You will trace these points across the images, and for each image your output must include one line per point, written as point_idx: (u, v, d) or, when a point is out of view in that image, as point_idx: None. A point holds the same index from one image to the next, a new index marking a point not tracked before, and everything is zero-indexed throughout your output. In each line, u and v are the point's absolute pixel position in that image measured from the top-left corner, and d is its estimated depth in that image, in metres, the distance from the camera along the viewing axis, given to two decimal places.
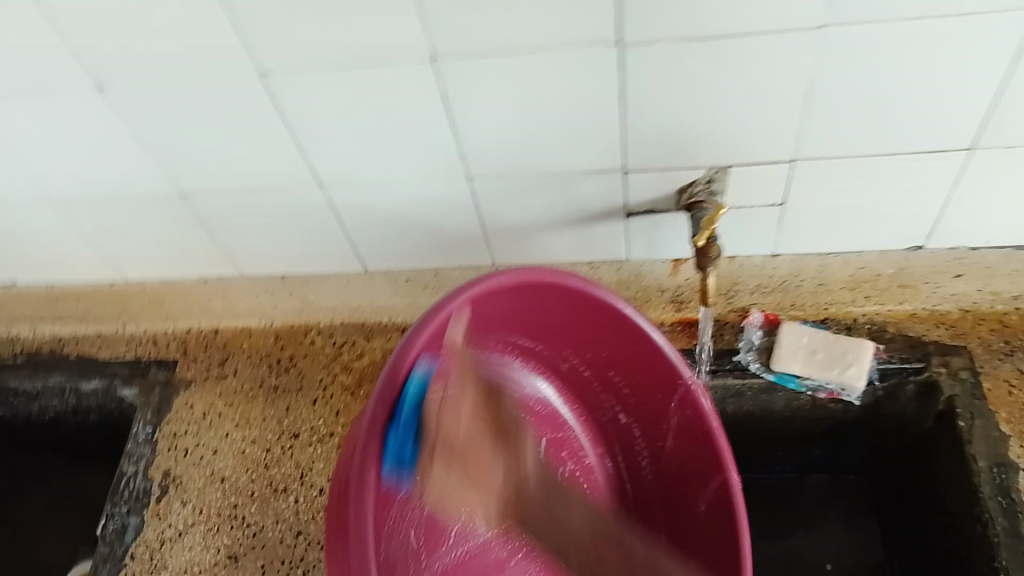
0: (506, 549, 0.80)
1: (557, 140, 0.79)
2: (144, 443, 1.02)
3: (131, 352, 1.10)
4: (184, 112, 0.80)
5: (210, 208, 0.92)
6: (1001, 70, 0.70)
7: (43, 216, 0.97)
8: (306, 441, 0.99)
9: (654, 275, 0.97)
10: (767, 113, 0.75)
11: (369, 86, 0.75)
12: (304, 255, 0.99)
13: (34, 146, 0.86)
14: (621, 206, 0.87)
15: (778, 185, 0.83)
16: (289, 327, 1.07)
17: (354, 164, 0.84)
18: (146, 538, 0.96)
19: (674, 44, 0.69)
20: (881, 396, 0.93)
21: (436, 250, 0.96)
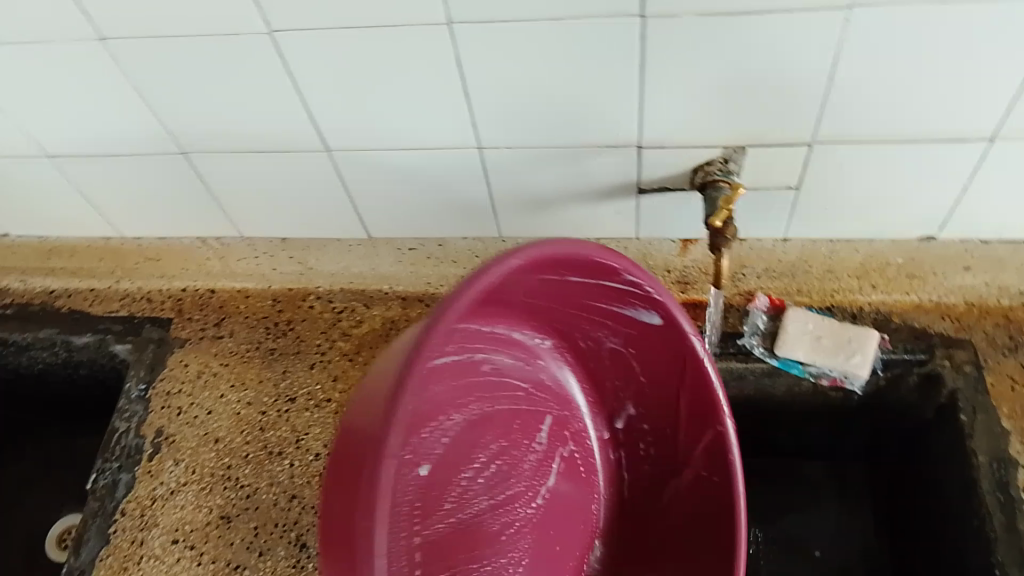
0: (501, 522, 0.78)
1: (574, 111, 0.77)
2: (136, 400, 1.00)
3: (123, 309, 1.08)
4: (190, 68, 0.77)
5: (211, 168, 0.91)
6: None
7: (38, 169, 0.95)
8: (303, 405, 0.98)
9: (662, 253, 0.94)
10: (787, 94, 0.73)
11: (379, 48, 0.73)
12: (306, 220, 0.98)
13: (33, 97, 0.84)
14: (634, 182, 0.85)
15: (796, 168, 0.81)
16: (287, 290, 1.06)
17: (363, 127, 0.82)
18: (137, 495, 0.94)
19: (696, 19, 0.67)
20: (885, 386, 0.92)
21: (442, 221, 0.95)
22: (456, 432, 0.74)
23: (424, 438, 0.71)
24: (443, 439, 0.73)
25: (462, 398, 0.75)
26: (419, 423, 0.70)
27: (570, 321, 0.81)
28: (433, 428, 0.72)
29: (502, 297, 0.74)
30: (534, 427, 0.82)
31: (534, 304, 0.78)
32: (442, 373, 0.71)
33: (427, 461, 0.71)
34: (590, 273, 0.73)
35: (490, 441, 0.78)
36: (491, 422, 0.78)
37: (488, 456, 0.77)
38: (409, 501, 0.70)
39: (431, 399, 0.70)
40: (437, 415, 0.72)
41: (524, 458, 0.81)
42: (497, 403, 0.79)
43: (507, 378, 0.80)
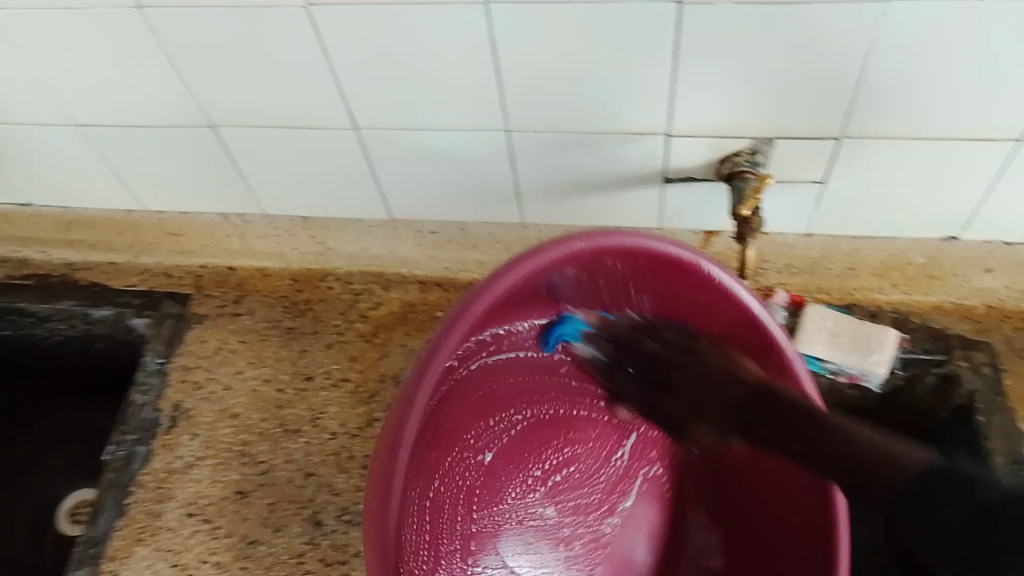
0: (565, 527, 0.79)
1: (605, 97, 0.77)
2: (153, 373, 1.00)
3: (142, 284, 1.09)
4: (223, 40, 0.78)
5: (238, 142, 0.91)
6: None
7: (66, 137, 0.95)
8: (320, 384, 0.98)
9: (682, 244, 0.94)
10: (820, 85, 0.73)
11: (413, 26, 0.73)
12: (332, 199, 0.98)
13: (66, 63, 0.84)
14: (660, 171, 0.85)
15: (823, 160, 0.81)
16: (306, 270, 1.07)
17: (392, 107, 0.82)
18: (153, 467, 0.95)
19: (732, 7, 0.67)
20: (901, 386, 0.91)
21: (465, 205, 0.95)
22: (522, 427, 0.80)
23: (487, 427, 0.79)
24: (508, 431, 0.80)
25: (525, 396, 0.81)
26: (483, 412, 0.79)
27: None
28: (500, 420, 0.79)
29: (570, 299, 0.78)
30: (616, 440, 0.83)
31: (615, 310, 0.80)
32: (507, 368, 0.80)
33: (491, 449, 0.78)
34: (660, 274, 0.73)
35: (562, 442, 0.81)
36: (562, 424, 0.82)
37: (559, 458, 0.81)
38: (466, 485, 0.76)
39: (490, 392, 0.79)
40: (501, 407, 0.80)
41: (598, 469, 0.82)
42: (572, 406, 0.82)
43: (588, 386, 0.83)
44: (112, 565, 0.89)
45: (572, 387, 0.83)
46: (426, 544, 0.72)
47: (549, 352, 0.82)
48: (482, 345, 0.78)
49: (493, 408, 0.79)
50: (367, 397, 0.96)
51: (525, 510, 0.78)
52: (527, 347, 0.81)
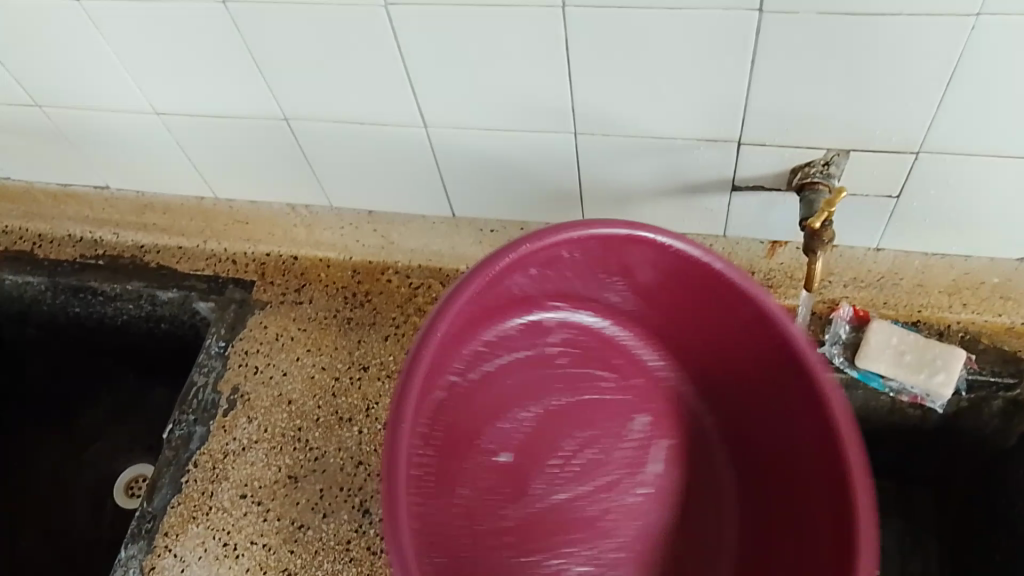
0: (595, 509, 0.80)
1: (677, 104, 0.77)
2: (215, 356, 1.03)
3: (208, 269, 1.11)
4: (302, 35, 0.79)
5: (310, 135, 0.93)
6: None
7: (145, 123, 0.98)
8: (375, 374, 1.00)
9: (748, 254, 0.92)
10: (901, 99, 0.72)
11: (489, 26, 0.73)
12: (397, 195, 1.00)
13: (148, 52, 0.87)
14: (729, 179, 0.84)
15: (897, 175, 0.79)
16: (367, 263, 1.07)
17: (463, 106, 0.83)
18: (210, 448, 0.97)
19: (814, 17, 0.66)
20: (965, 407, 0.90)
21: (528, 205, 0.96)
22: (534, 422, 0.81)
23: (498, 430, 0.80)
24: (519, 429, 0.81)
25: (532, 395, 0.82)
26: (493, 414, 0.81)
27: (652, 310, 0.84)
28: (508, 419, 0.81)
29: (543, 287, 0.83)
30: (631, 416, 0.84)
31: (601, 297, 0.85)
32: (506, 371, 0.83)
33: (507, 449, 0.80)
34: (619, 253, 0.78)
35: (573, 429, 0.82)
36: (573, 412, 0.82)
37: (574, 445, 0.81)
38: (489, 485, 0.78)
39: (494, 395, 0.81)
40: (509, 409, 0.81)
41: (616, 448, 0.82)
42: (579, 392, 0.83)
43: (587, 369, 0.85)
44: (166, 541, 0.92)
45: (573, 372, 0.84)
46: (466, 545, 0.75)
47: (543, 344, 0.85)
48: (475, 354, 0.82)
49: (502, 411, 0.81)
50: None
51: (552, 499, 0.79)
52: (518, 348, 0.84)
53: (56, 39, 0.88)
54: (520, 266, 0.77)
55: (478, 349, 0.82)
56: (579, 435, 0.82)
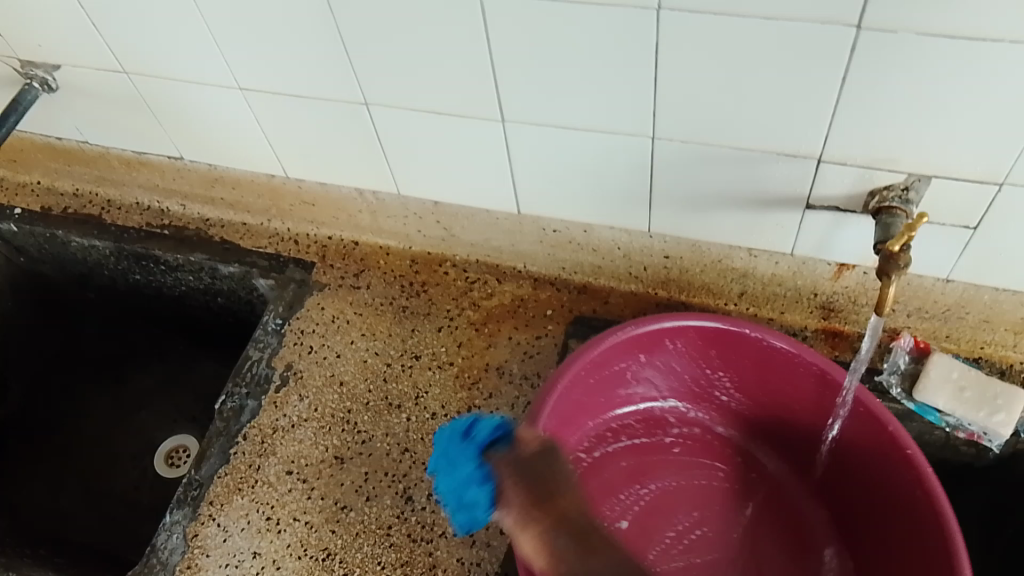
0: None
1: (759, 116, 0.77)
2: (271, 333, 1.05)
3: (270, 247, 1.14)
4: (395, 22, 0.81)
5: (389, 123, 0.94)
6: None
7: (228, 98, 1.00)
8: (426, 364, 1.01)
9: (814, 274, 0.92)
10: (995, 126, 0.71)
11: (581, 23, 0.74)
12: (467, 189, 1.01)
13: (242, 28, 0.89)
14: (804, 197, 0.83)
15: (978, 206, 0.78)
16: (426, 253, 1.10)
17: (544, 103, 0.84)
18: (260, 422, 0.99)
19: (913, 37, 0.65)
20: (1023, 449, 0.89)
21: (597, 209, 0.96)
22: (649, 498, 0.90)
23: (617, 500, 0.90)
24: (637, 503, 0.89)
25: (648, 473, 0.92)
26: (610, 491, 0.90)
27: (755, 408, 0.93)
28: (626, 494, 0.90)
29: (655, 380, 0.94)
30: (742, 500, 0.91)
31: (709, 397, 0.95)
32: (618, 454, 0.93)
33: (626, 517, 0.88)
34: (724, 345, 0.88)
35: (686, 507, 0.90)
36: (686, 492, 0.91)
37: (687, 522, 0.89)
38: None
39: (613, 474, 0.91)
40: (626, 484, 0.91)
41: (726, 528, 0.89)
42: (691, 476, 0.92)
43: (700, 457, 0.94)
44: (210, 510, 0.93)
45: (683, 458, 0.93)
46: None
47: (658, 434, 0.95)
48: (599, 435, 0.93)
49: (621, 485, 0.91)
50: (470, 383, 0.99)
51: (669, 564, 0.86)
52: (638, 435, 0.94)
53: (154, 8, 0.91)
54: (630, 353, 0.89)
55: (602, 432, 0.94)
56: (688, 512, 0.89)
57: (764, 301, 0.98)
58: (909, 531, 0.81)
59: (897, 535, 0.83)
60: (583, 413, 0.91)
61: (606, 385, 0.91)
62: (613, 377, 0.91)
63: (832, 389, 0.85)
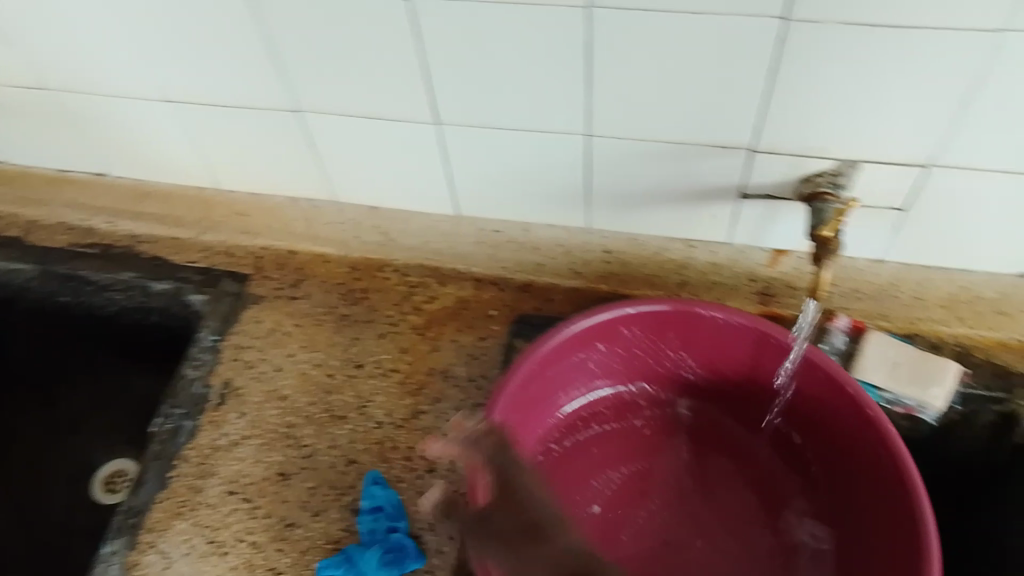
0: (683, 555, 0.86)
1: (694, 109, 0.77)
2: (206, 349, 1.02)
3: (203, 261, 1.10)
4: (322, 27, 0.79)
5: (321, 129, 0.92)
6: None
7: (152, 110, 0.97)
8: (369, 372, 0.99)
9: (750, 262, 0.95)
10: (918, 112, 0.73)
11: (511, 22, 0.73)
12: (405, 193, 0.99)
13: (162, 38, 0.86)
14: (738, 187, 0.84)
15: (906, 188, 0.80)
16: (366, 259, 1.07)
17: (479, 103, 0.82)
18: (199, 443, 0.96)
19: (838, 27, 0.67)
20: (957, 420, 0.91)
21: (537, 208, 0.96)
22: (621, 481, 0.90)
23: (591, 485, 0.89)
24: (610, 487, 0.90)
25: (619, 457, 0.92)
26: (584, 476, 0.90)
27: (722, 385, 0.94)
28: (599, 479, 0.90)
29: (619, 366, 0.93)
30: (715, 475, 0.91)
31: (677, 379, 0.95)
32: (590, 441, 0.93)
33: (597, 501, 0.88)
34: (679, 327, 0.88)
35: (658, 489, 0.90)
36: (656, 473, 0.91)
37: (658, 503, 0.89)
38: (583, 532, 0.86)
39: (586, 460, 0.91)
40: (598, 469, 0.91)
41: (698, 504, 0.89)
42: (662, 457, 0.92)
43: (670, 439, 0.94)
44: (150, 537, 0.90)
45: (654, 440, 0.94)
46: None
47: (629, 419, 0.95)
48: (569, 426, 0.94)
49: (592, 471, 0.91)
50: (415, 389, 0.97)
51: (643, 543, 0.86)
52: (609, 422, 0.94)
53: (67, 16, 0.87)
54: (588, 344, 0.88)
55: (572, 422, 0.94)
56: (659, 491, 0.90)
57: (702, 290, 0.96)
58: (875, 490, 0.82)
59: (867, 495, 0.83)
60: (547, 404, 0.91)
61: (568, 376, 0.91)
62: (574, 368, 0.90)
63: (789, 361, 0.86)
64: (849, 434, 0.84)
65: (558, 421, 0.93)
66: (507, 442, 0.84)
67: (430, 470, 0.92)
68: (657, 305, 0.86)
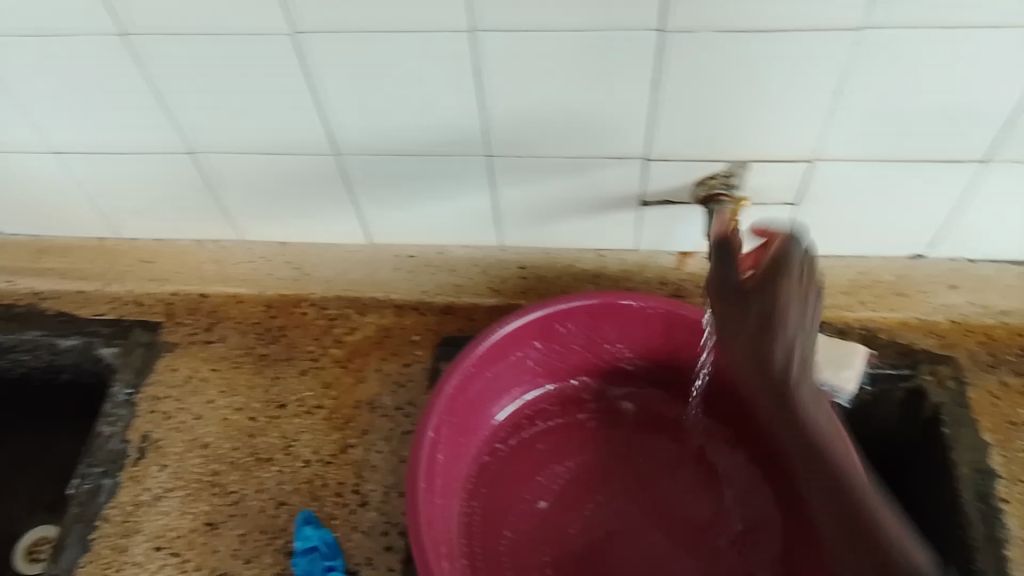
0: (629, 545, 0.85)
1: (586, 121, 0.79)
2: (122, 404, 0.99)
3: (112, 312, 1.06)
4: (208, 65, 0.78)
5: (217, 168, 0.91)
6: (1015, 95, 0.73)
7: (40, 163, 0.94)
8: (293, 412, 0.98)
9: (659, 265, 0.97)
10: (797, 109, 0.76)
11: (397, 49, 0.74)
12: (312, 226, 0.98)
13: (42, 88, 0.83)
14: (638, 194, 0.87)
15: (796, 183, 0.83)
16: (281, 295, 1.06)
17: (377, 130, 0.83)
18: (121, 500, 0.93)
19: (711, 33, 0.69)
20: (869, 400, 0.95)
21: (446, 230, 0.96)
22: (566, 476, 0.90)
23: (537, 482, 0.89)
24: (556, 482, 0.89)
25: (564, 451, 0.92)
26: (530, 472, 0.90)
27: (661, 371, 0.95)
28: (545, 475, 0.90)
29: (560, 361, 0.95)
30: (659, 461, 0.92)
31: (618, 369, 0.96)
32: (535, 438, 0.93)
33: (544, 499, 0.88)
34: (613, 318, 0.90)
35: (603, 482, 0.90)
36: (600, 466, 0.91)
37: (604, 496, 0.88)
38: (530, 529, 0.86)
39: (532, 457, 0.91)
40: (543, 466, 0.90)
41: (643, 492, 0.89)
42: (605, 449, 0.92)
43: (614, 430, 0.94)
44: None
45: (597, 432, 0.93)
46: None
47: (572, 413, 0.95)
48: (515, 425, 0.94)
49: (538, 467, 0.90)
50: (341, 424, 0.96)
51: (590, 537, 0.86)
52: (554, 417, 0.95)
53: None
54: (526, 341, 0.90)
55: (517, 421, 0.94)
56: (604, 483, 0.89)
57: None
58: None
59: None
60: (488, 405, 0.92)
61: (508, 376, 0.92)
62: (512, 368, 0.92)
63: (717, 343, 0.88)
64: None
65: (504, 420, 0.94)
66: (450, 444, 0.86)
67: (363, 503, 0.90)
68: (589, 298, 0.88)
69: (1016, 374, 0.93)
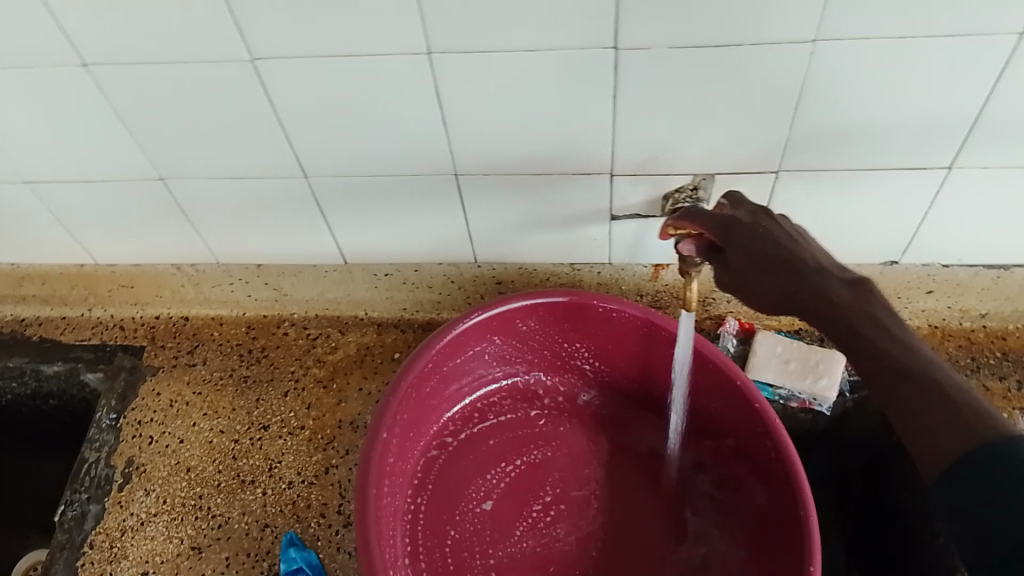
0: (581, 546, 0.85)
1: (549, 138, 0.79)
2: (107, 430, 0.99)
3: (94, 338, 1.07)
4: (173, 95, 0.79)
5: (190, 193, 0.91)
6: (975, 102, 0.73)
7: (16, 196, 0.94)
8: (276, 433, 0.98)
9: (634, 278, 0.96)
10: (758, 122, 0.76)
11: (355, 73, 0.74)
12: (290, 248, 0.99)
13: (10, 121, 0.84)
14: (606, 210, 0.87)
15: (762, 194, 0.84)
16: (262, 316, 1.06)
17: (346, 153, 0.83)
18: (107, 526, 0.93)
19: (665, 50, 0.70)
20: (852, 408, 0.93)
21: (421, 249, 0.97)
22: (516, 474, 0.89)
23: (485, 480, 0.89)
24: (503, 481, 0.89)
25: (514, 448, 0.91)
26: (481, 470, 0.89)
27: (616, 372, 0.94)
28: (494, 472, 0.89)
29: (518, 357, 0.95)
30: (609, 458, 0.91)
31: (570, 366, 0.96)
32: (487, 433, 0.92)
33: (491, 498, 0.87)
34: (574, 318, 0.90)
35: (555, 480, 0.89)
36: (552, 466, 0.90)
37: (552, 495, 0.88)
38: (476, 530, 0.85)
39: (479, 453, 0.91)
40: (491, 464, 0.90)
41: (594, 491, 0.88)
42: (558, 447, 0.91)
43: (566, 426, 0.93)
44: None
45: (551, 428, 0.93)
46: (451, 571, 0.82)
47: (524, 409, 0.95)
48: (465, 418, 0.94)
49: (488, 465, 0.90)
50: (324, 444, 0.96)
51: (541, 539, 0.85)
52: (506, 412, 0.94)
53: None
54: (485, 336, 0.91)
55: (468, 414, 0.94)
56: (559, 482, 0.89)
57: None
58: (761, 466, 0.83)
59: (757, 469, 0.84)
60: (439, 399, 0.91)
61: (462, 369, 0.92)
62: (469, 362, 0.92)
63: (661, 343, 0.88)
64: (733, 412, 0.86)
65: (454, 414, 0.94)
66: (401, 443, 0.85)
67: (348, 523, 0.90)
68: (541, 299, 0.88)
69: (997, 379, 0.89)
